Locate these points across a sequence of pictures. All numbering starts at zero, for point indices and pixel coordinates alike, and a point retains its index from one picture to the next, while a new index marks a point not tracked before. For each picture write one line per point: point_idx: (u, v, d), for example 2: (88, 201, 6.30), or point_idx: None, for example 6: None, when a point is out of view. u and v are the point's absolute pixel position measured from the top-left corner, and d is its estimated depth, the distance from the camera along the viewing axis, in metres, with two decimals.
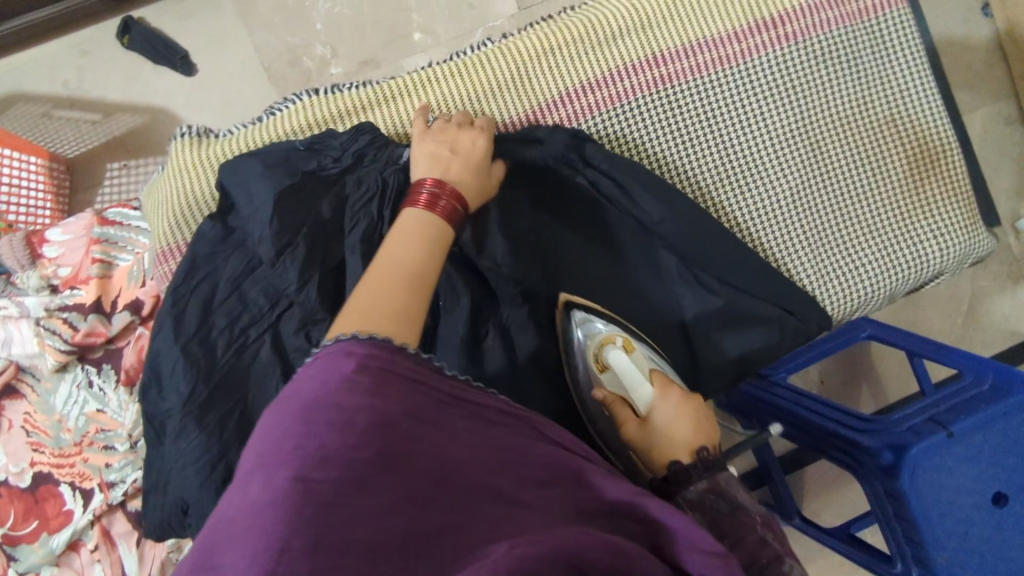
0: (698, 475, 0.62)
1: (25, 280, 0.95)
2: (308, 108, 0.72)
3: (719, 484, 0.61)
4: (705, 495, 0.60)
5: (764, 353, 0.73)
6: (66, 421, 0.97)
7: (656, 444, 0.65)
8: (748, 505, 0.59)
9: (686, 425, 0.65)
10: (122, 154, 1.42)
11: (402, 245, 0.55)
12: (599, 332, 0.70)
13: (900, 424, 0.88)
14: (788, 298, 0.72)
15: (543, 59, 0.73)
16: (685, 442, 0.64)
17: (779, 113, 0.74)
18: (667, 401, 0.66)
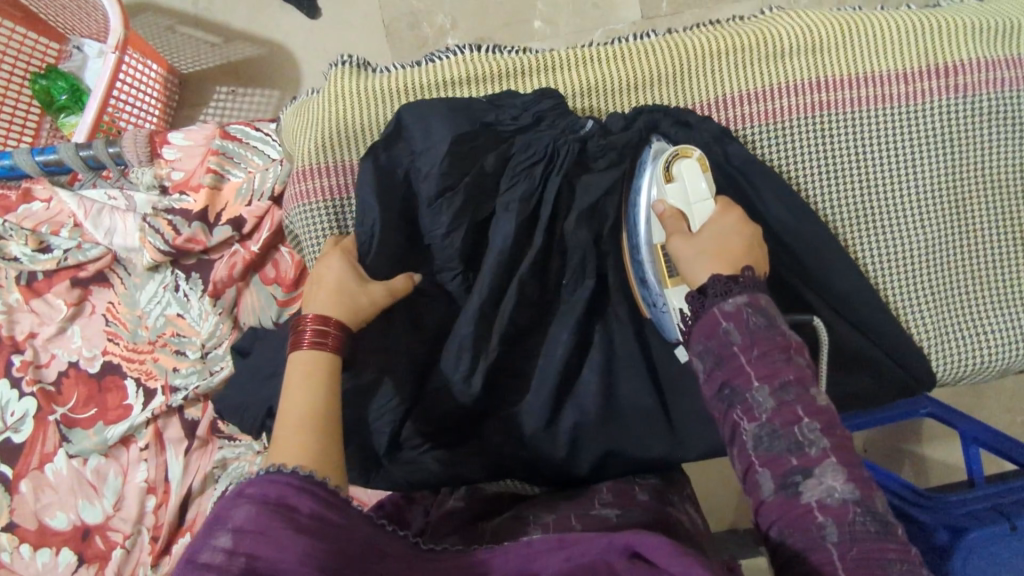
0: (737, 284, 0.56)
1: (140, 177, 1.00)
2: (468, 62, 0.73)
3: (758, 300, 0.55)
4: (744, 309, 0.54)
5: (859, 398, 0.72)
6: (146, 318, 0.99)
7: (700, 256, 0.59)
8: (784, 328, 0.54)
9: (737, 238, 0.60)
10: (232, 80, 1.44)
11: (298, 393, 0.55)
12: (673, 147, 0.67)
13: (961, 507, 0.91)
14: (900, 349, 0.71)
15: (707, 61, 0.73)
16: (734, 253, 0.59)
17: (933, 162, 0.73)
18: (726, 215, 0.62)
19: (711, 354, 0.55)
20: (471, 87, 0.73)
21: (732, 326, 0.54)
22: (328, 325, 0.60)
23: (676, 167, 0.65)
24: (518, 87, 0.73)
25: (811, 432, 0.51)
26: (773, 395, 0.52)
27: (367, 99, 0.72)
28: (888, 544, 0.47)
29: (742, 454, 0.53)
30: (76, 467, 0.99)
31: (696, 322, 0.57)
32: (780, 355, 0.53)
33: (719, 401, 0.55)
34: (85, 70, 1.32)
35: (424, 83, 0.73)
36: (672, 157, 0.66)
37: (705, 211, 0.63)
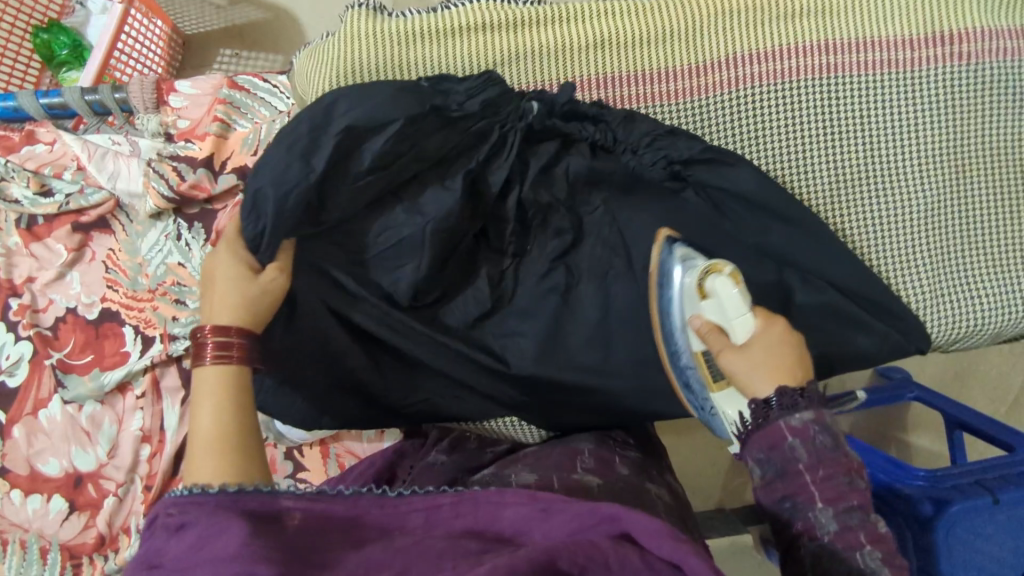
0: (802, 398, 0.60)
1: (144, 123, 1.00)
2: (484, 10, 0.73)
3: (823, 416, 0.59)
4: (810, 426, 0.59)
5: (852, 356, 0.74)
6: (146, 266, 0.99)
7: (759, 371, 0.64)
8: (846, 448, 0.59)
9: (784, 351, 0.64)
10: (237, 43, 1.44)
11: (204, 409, 0.56)
12: (703, 263, 0.68)
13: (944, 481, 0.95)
14: (894, 309, 0.73)
15: (720, 18, 0.74)
16: (786, 367, 0.63)
17: (932, 129, 0.75)
18: (770, 328, 0.65)
19: (774, 464, 0.60)
20: (486, 34, 0.73)
21: (796, 440, 0.59)
22: (230, 337, 0.59)
23: (710, 282, 0.67)
24: (532, 37, 0.74)
25: (873, 560, 0.55)
26: (836, 517, 0.56)
27: (384, 42, 0.72)
28: None
29: (798, 563, 0.59)
30: (70, 414, 0.98)
31: (754, 433, 0.62)
32: (844, 478, 0.57)
33: (780, 509, 0.60)
34: (87, 26, 1.32)
35: (440, 29, 0.73)
36: (705, 273, 0.68)
37: (746, 324, 0.65)
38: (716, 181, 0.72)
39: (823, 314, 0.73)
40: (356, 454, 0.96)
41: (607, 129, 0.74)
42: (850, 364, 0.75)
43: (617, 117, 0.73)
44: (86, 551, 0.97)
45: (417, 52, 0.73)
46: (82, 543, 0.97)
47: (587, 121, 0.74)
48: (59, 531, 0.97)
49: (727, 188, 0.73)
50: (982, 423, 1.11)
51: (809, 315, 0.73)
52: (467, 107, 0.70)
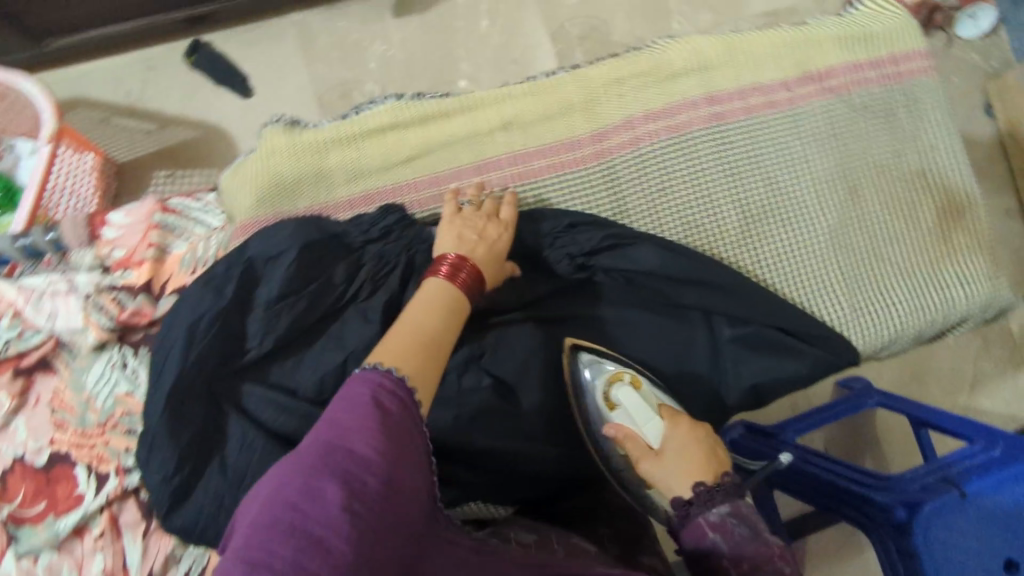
0: (719, 493, 0.67)
1: (80, 259, 1.00)
2: (394, 110, 0.78)
3: (740, 510, 0.65)
4: (727, 518, 0.64)
5: (789, 381, 0.77)
6: (94, 401, 0.97)
7: (674, 472, 0.70)
8: (768, 538, 0.63)
9: (695, 449, 0.71)
10: (170, 164, 1.47)
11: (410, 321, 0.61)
12: (607, 370, 0.76)
13: (912, 483, 0.97)
14: (818, 330, 0.76)
15: (610, 88, 0.80)
16: (697, 460, 0.70)
17: (819, 157, 0.81)
18: (674, 426, 0.72)
19: (698, 536, 0.65)
20: (398, 133, 0.78)
21: (718, 536, 0.64)
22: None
23: (620, 392, 0.75)
24: (440, 129, 0.78)
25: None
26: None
27: (302, 154, 0.76)
28: None
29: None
30: (24, 570, 0.92)
31: (685, 526, 0.67)
32: (766, 563, 0.61)
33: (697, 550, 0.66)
34: (17, 169, 1.32)
35: (354, 134, 0.77)
36: (609, 386, 0.75)
37: (656, 427, 0.74)
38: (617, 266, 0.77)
39: (754, 345, 0.77)
40: None
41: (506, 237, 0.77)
42: (785, 387, 0.77)
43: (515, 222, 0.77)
44: None
45: (335, 157, 0.77)
46: None
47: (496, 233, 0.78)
48: None
49: (633, 268, 0.76)
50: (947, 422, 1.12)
51: (739, 349, 0.77)
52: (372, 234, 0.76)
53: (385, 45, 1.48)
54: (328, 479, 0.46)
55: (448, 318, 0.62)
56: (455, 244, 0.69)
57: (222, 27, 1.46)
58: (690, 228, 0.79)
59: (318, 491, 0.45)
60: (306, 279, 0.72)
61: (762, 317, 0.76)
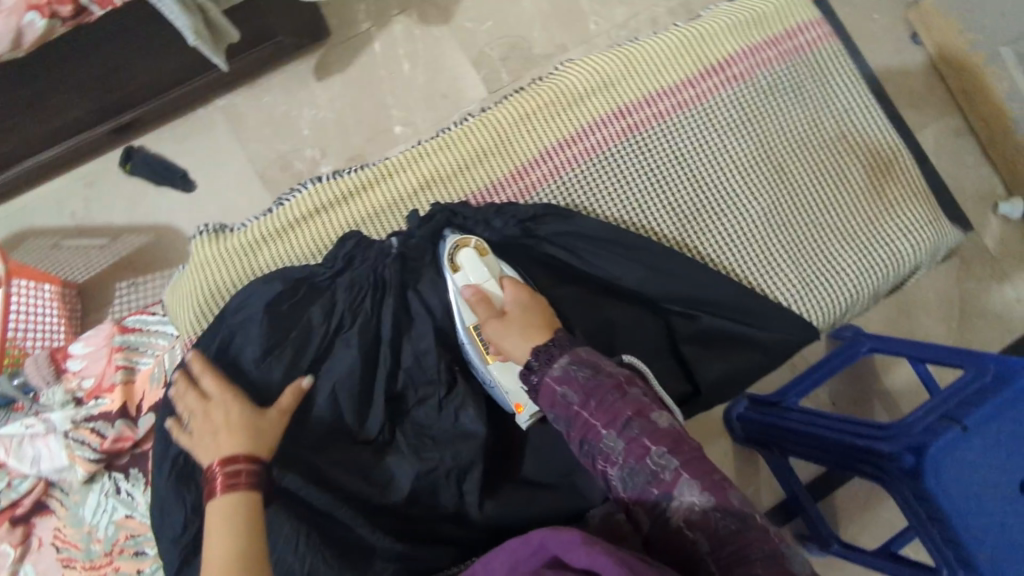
0: (555, 349, 0.66)
1: (51, 397, 1.00)
2: (316, 194, 0.79)
3: (577, 355, 0.65)
4: (568, 368, 0.64)
5: (753, 371, 0.79)
6: (96, 531, 0.97)
7: (516, 333, 0.69)
8: (609, 371, 0.64)
9: (539, 311, 0.72)
10: (130, 272, 1.48)
11: (219, 541, 0.62)
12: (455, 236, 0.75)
13: (914, 426, 0.97)
14: (772, 315, 0.78)
15: (522, 124, 0.81)
16: (537, 326, 0.70)
17: (740, 145, 0.82)
18: (517, 291, 0.72)
19: (561, 418, 0.64)
20: (326, 214, 0.79)
21: (566, 388, 0.64)
22: (239, 465, 0.65)
23: (464, 256, 0.74)
24: (366, 201, 0.79)
25: (661, 458, 0.59)
26: (621, 436, 0.61)
27: (235, 257, 0.77)
28: (745, 536, 0.54)
29: (618, 495, 0.61)
30: None
31: (539, 396, 0.66)
32: (615, 397, 0.62)
33: (585, 453, 0.63)
34: None
35: (282, 226, 0.78)
36: (455, 248, 0.75)
37: (494, 288, 0.73)
38: (565, 227, 0.77)
39: (712, 341, 0.79)
40: None
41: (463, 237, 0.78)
42: (751, 375, 0.80)
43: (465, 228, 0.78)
44: None
45: (268, 253, 0.78)
46: None
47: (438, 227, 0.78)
48: None
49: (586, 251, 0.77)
50: (938, 356, 1.11)
51: (700, 347, 0.80)
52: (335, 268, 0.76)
53: (314, 109, 1.48)
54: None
55: (254, 521, 0.63)
56: (219, 444, 0.67)
57: (152, 128, 1.47)
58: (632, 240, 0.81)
59: None
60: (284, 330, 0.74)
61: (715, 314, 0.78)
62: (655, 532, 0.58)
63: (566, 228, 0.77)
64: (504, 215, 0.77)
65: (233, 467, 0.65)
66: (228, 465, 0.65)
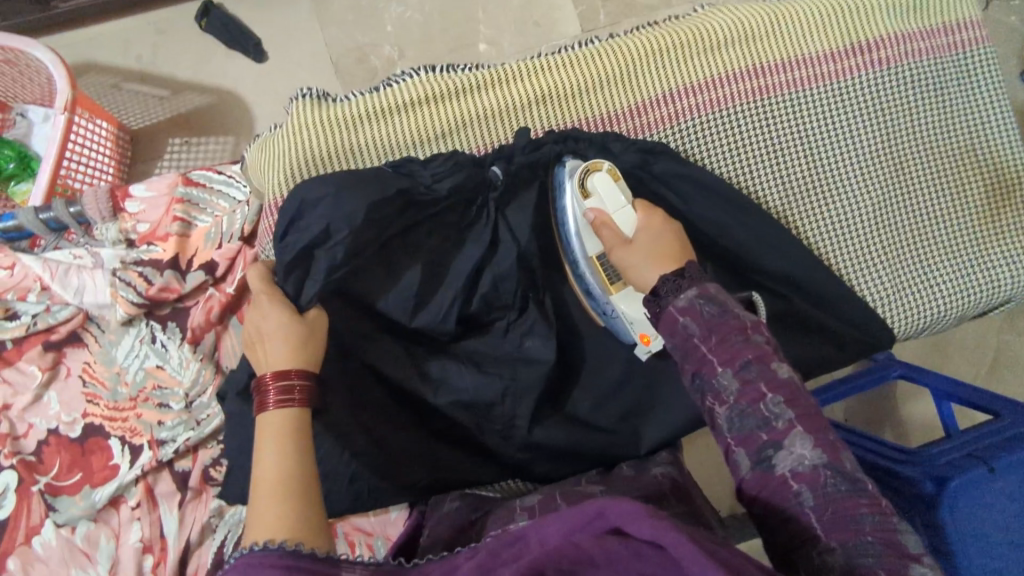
0: (684, 280, 0.64)
1: (104, 232, 0.99)
2: (426, 83, 0.76)
3: (706, 289, 0.62)
4: (695, 300, 0.61)
5: (822, 365, 0.78)
6: (125, 374, 0.98)
7: (645, 261, 0.67)
8: (736, 311, 0.61)
9: (672, 238, 0.68)
10: (185, 131, 1.43)
11: (268, 453, 0.58)
12: (585, 163, 0.72)
13: (939, 458, 0.97)
14: (856, 312, 0.76)
15: (652, 59, 0.77)
16: (668, 255, 0.67)
17: (868, 133, 0.79)
18: (651, 221, 0.69)
19: (678, 349, 0.62)
20: (432, 106, 0.75)
21: (689, 319, 0.61)
22: (292, 381, 0.63)
23: (595, 180, 0.71)
24: (475, 101, 0.76)
25: (775, 407, 0.57)
26: (735, 376, 0.58)
27: (333, 128, 0.74)
28: (859, 502, 0.52)
29: (720, 436, 0.60)
30: (64, 537, 0.95)
31: (658, 322, 0.64)
32: (738, 337, 0.59)
33: (694, 389, 0.61)
34: (30, 137, 1.33)
35: (386, 107, 0.75)
36: (585, 174, 0.71)
37: (627, 215, 0.70)
38: (681, 169, 0.74)
39: (792, 325, 0.77)
40: (364, 530, 0.95)
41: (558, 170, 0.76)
42: (819, 371, 0.78)
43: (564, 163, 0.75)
44: None
45: (367, 134, 0.75)
46: None
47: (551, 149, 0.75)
48: None
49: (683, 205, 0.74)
50: (981, 401, 1.09)
51: (779, 328, 0.76)
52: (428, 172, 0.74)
53: (401, 8, 1.42)
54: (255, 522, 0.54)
55: (301, 440, 0.60)
56: (285, 333, 0.64)
57: None
58: None
59: None
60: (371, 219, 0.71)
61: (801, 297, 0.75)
62: (754, 481, 0.57)
63: (680, 170, 0.74)
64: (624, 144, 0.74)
65: (286, 373, 0.63)
66: (282, 376, 0.62)
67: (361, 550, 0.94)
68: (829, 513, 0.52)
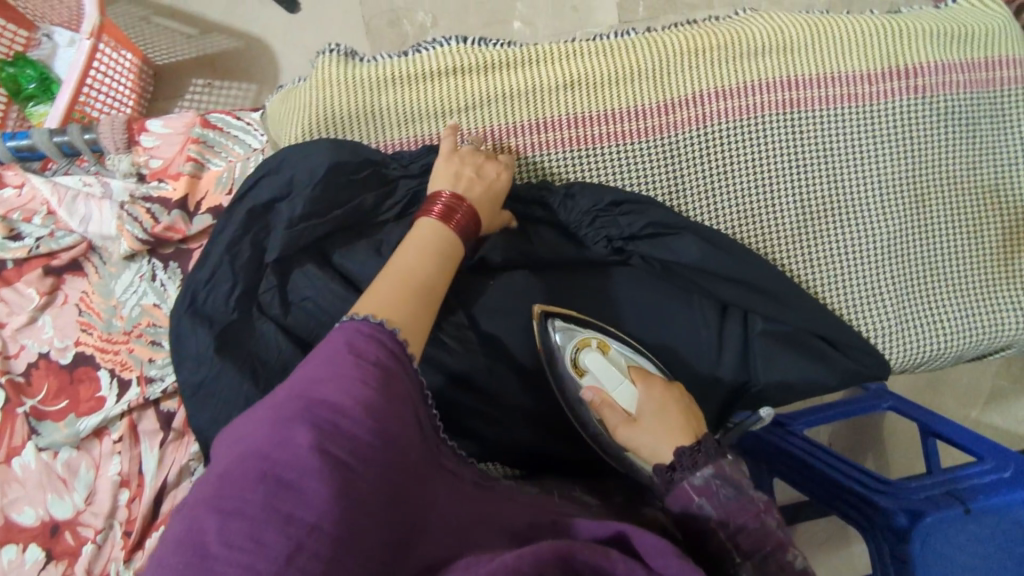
0: (700, 454, 0.65)
1: (115, 163, 0.99)
2: (455, 54, 0.74)
3: (721, 468, 0.63)
4: (712, 481, 0.62)
5: (814, 387, 0.76)
6: (121, 308, 0.98)
7: (657, 441, 0.69)
8: (751, 492, 0.62)
9: (671, 413, 0.69)
10: (209, 73, 1.42)
11: None
12: (576, 336, 0.74)
13: (916, 492, 0.96)
14: (853, 341, 0.75)
15: (685, 57, 0.76)
16: (675, 427, 0.68)
17: (893, 160, 0.78)
18: (649, 390, 0.71)
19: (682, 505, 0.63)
20: (458, 78, 0.74)
21: (703, 498, 0.62)
22: None
23: (587, 358, 0.74)
24: (501, 78, 0.75)
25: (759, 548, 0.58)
26: (742, 534, 0.60)
27: (355, 88, 0.73)
28: None
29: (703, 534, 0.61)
30: (45, 461, 0.97)
31: (669, 493, 0.65)
32: (750, 501, 0.61)
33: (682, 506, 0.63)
34: (54, 59, 1.33)
35: (412, 75, 0.74)
36: (578, 349, 0.74)
37: (626, 392, 0.73)
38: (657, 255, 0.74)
39: (787, 342, 0.75)
40: None
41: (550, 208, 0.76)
42: (809, 393, 0.77)
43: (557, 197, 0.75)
44: None
45: (390, 97, 0.74)
46: None
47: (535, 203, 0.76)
48: None
49: (673, 260, 0.74)
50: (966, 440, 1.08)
51: (770, 343, 0.75)
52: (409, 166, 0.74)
53: None
54: (302, 425, 0.47)
55: None
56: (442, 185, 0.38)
57: None
58: (749, 215, 0.77)
59: (290, 437, 0.46)
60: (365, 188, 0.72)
61: (797, 318, 0.74)
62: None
63: (661, 252, 0.74)
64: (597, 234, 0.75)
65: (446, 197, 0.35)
66: None
67: None
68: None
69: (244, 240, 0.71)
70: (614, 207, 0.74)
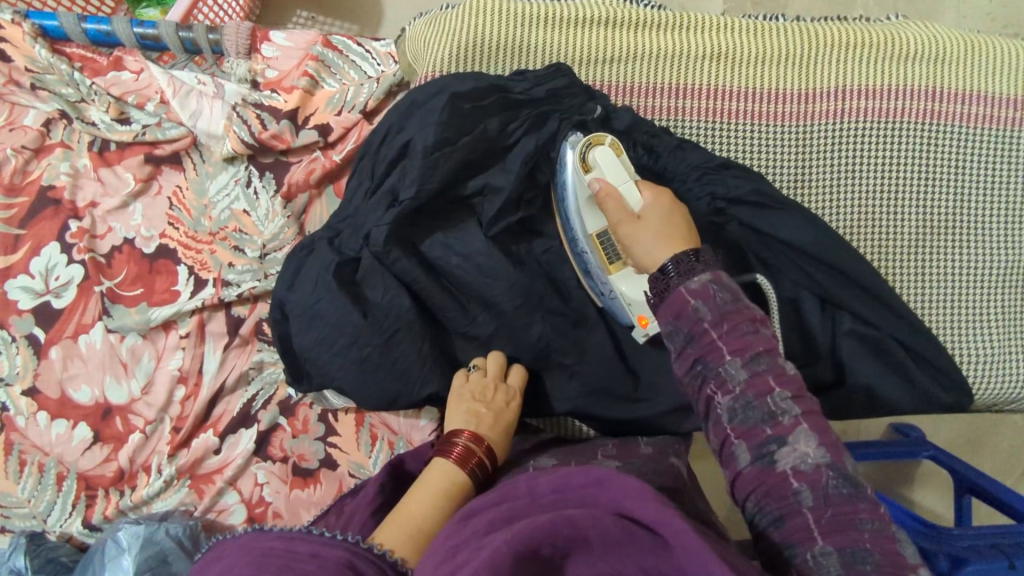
0: (699, 261, 0.58)
1: (234, 68, 1.01)
2: (605, 6, 0.78)
3: (719, 275, 0.56)
4: (708, 284, 0.55)
5: (892, 403, 0.75)
6: (212, 209, 0.99)
7: (650, 237, 0.62)
8: (748, 300, 0.56)
9: (679, 219, 0.63)
10: (315, 7, 1.43)
11: None
12: (585, 137, 0.71)
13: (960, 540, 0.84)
14: (940, 365, 0.75)
15: (834, 51, 0.77)
16: (678, 236, 0.61)
17: (1021, 189, 0.78)
18: (657, 198, 0.64)
19: (679, 332, 0.56)
20: (602, 30, 0.78)
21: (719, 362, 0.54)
22: None
23: (596, 153, 0.69)
24: (645, 37, 0.78)
25: (782, 400, 0.52)
26: (744, 367, 0.53)
27: (503, 20, 0.77)
28: (859, 505, 0.48)
29: (718, 429, 0.54)
30: (111, 343, 0.98)
31: (660, 302, 0.58)
32: (747, 326, 0.54)
33: (692, 376, 0.56)
34: None
35: (559, 18, 0.78)
36: (587, 146, 0.70)
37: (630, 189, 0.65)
38: (760, 220, 0.73)
39: (874, 349, 0.74)
40: (391, 427, 0.96)
41: (656, 154, 0.75)
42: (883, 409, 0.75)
43: (668, 146, 0.75)
44: (103, 484, 0.96)
45: (536, 34, 0.78)
46: (100, 476, 0.96)
47: (640, 145, 0.76)
48: (79, 459, 0.96)
49: (772, 233, 0.73)
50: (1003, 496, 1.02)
51: (857, 347, 0.74)
52: (533, 93, 0.76)
53: None
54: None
55: None
56: None
57: None
58: (870, 216, 0.76)
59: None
60: (478, 116, 0.73)
61: (890, 328, 0.74)
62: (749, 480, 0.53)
63: (760, 221, 0.73)
64: (709, 180, 0.74)
65: None
66: None
67: (382, 445, 0.95)
68: (830, 513, 0.48)
69: (381, 151, 0.76)
70: (722, 168, 0.74)
